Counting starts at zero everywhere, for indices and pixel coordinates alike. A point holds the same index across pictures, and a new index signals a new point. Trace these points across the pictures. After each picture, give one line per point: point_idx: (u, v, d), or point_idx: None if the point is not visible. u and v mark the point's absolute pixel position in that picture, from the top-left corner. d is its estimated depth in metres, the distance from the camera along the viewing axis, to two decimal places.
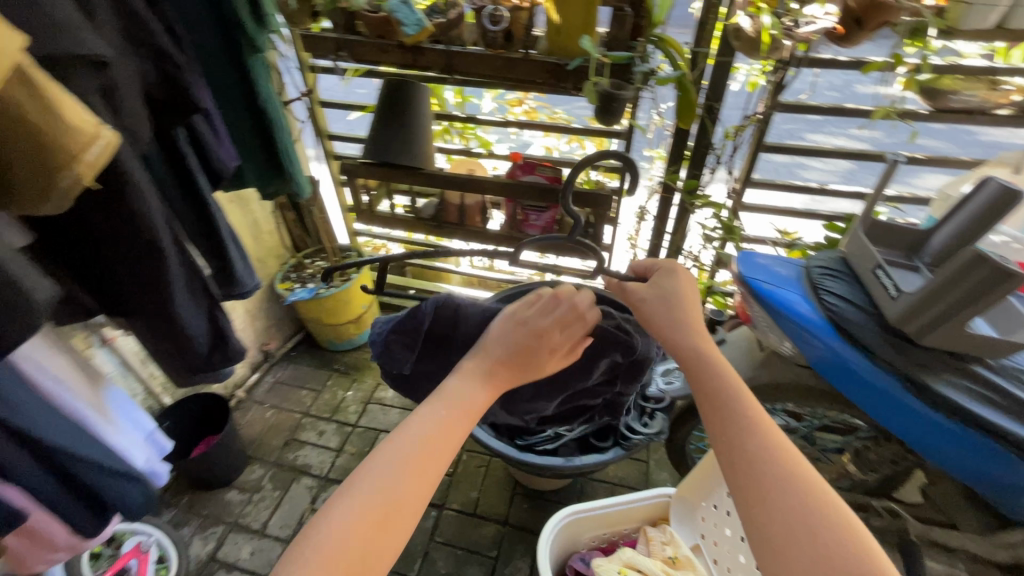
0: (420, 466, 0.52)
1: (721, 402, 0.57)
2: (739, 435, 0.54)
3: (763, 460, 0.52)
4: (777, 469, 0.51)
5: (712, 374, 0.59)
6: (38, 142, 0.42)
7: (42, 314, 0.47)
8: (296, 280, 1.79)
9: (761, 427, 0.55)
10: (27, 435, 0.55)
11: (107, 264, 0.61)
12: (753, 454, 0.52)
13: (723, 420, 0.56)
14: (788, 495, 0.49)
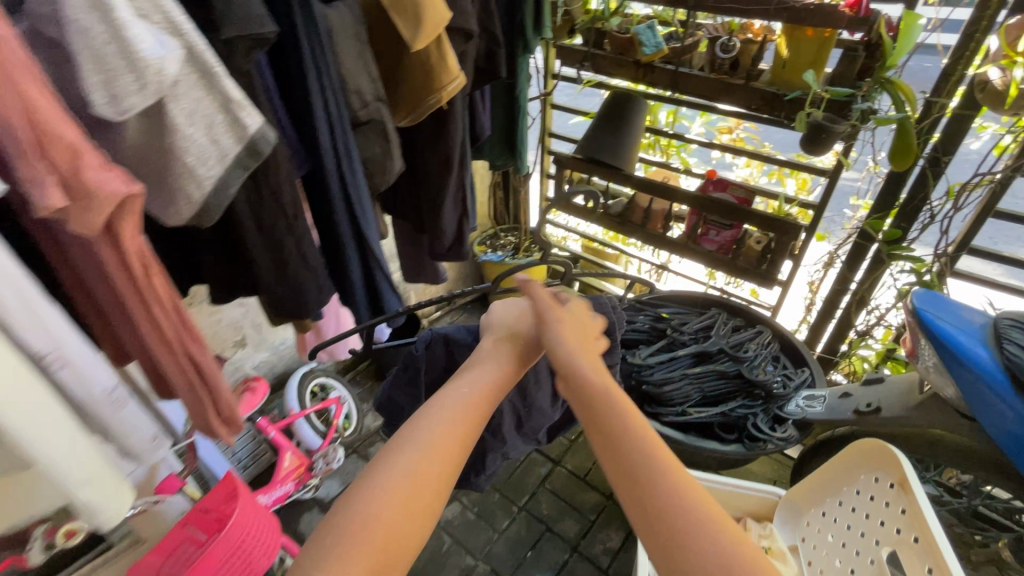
0: (389, 529, 0.47)
1: (620, 440, 0.51)
2: (646, 459, 0.49)
3: (668, 506, 0.46)
4: (687, 518, 0.46)
5: (610, 407, 0.54)
6: (429, 76, 0.72)
7: (389, 175, 0.79)
8: (490, 246, 2.15)
9: (663, 463, 0.49)
10: (360, 233, 0.79)
11: (417, 168, 0.92)
12: (657, 504, 0.47)
13: (624, 465, 0.50)
14: (703, 548, 0.44)
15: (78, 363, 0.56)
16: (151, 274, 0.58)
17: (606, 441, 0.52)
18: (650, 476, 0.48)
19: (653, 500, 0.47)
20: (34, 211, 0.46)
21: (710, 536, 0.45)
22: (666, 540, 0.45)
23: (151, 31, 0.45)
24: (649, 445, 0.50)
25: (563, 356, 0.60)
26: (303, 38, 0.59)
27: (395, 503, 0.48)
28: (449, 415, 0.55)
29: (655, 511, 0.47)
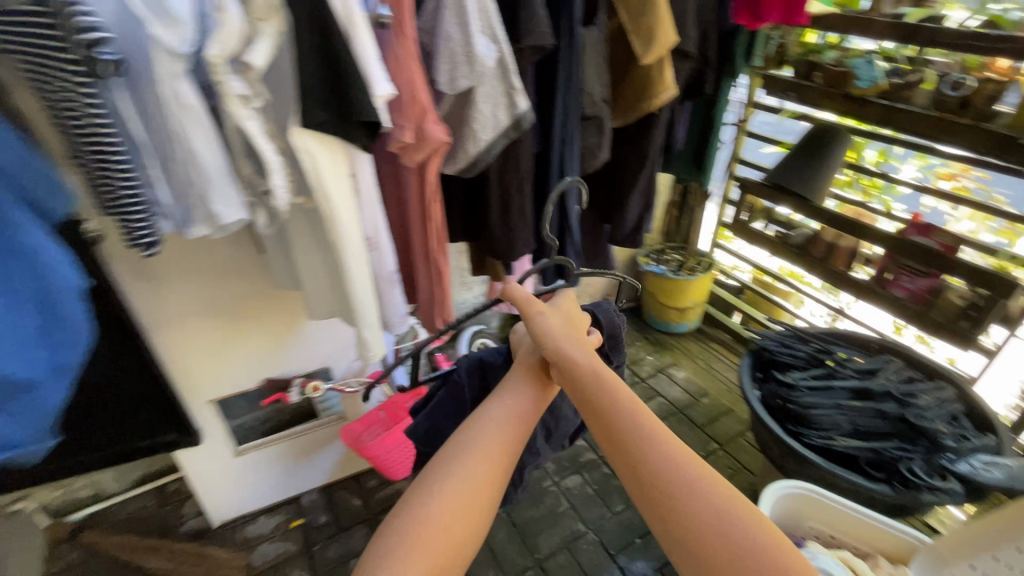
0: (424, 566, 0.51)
1: (616, 426, 0.56)
2: (647, 443, 0.54)
3: (663, 471, 0.52)
4: (683, 477, 0.51)
5: (606, 395, 0.58)
6: (647, 86, 0.90)
7: (595, 162, 0.98)
8: (654, 259, 2.22)
9: (665, 443, 0.54)
10: (564, 200, 0.99)
11: (616, 163, 1.08)
12: (655, 471, 0.52)
13: (623, 445, 0.55)
14: (698, 504, 0.50)
15: (382, 244, 0.86)
16: (434, 196, 0.84)
17: (603, 431, 0.57)
18: (646, 448, 0.54)
19: (646, 472, 0.53)
20: (394, 143, 0.76)
21: (706, 494, 0.50)
22: (665, 502, 0.51)
23: (484, 39, 0.70)
24: (643, 424, 0.55)
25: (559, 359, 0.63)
26: (565, 52, 0.82)
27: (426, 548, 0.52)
28: (470, 459, 0.58)
29: (653, 479, 0.52)
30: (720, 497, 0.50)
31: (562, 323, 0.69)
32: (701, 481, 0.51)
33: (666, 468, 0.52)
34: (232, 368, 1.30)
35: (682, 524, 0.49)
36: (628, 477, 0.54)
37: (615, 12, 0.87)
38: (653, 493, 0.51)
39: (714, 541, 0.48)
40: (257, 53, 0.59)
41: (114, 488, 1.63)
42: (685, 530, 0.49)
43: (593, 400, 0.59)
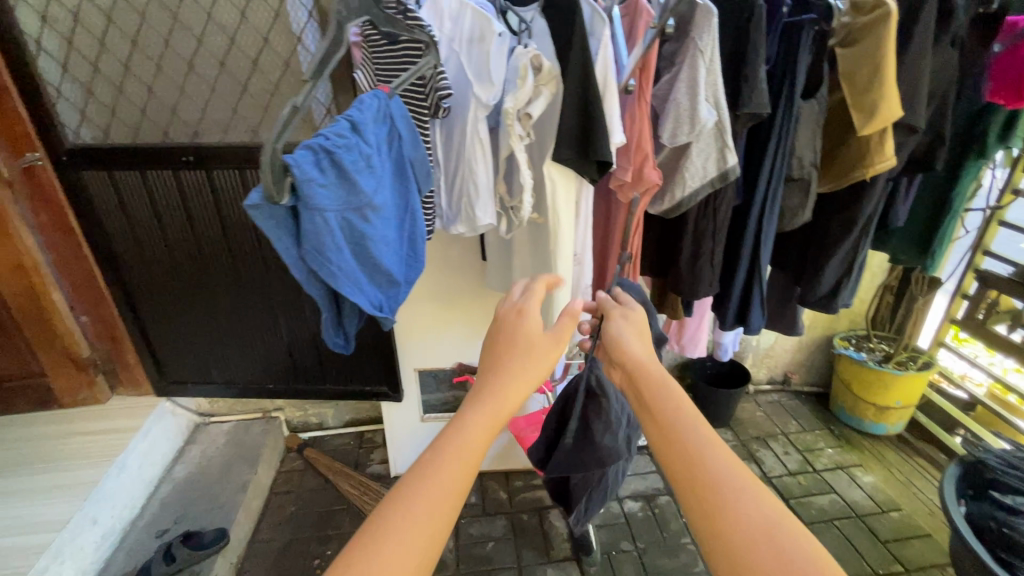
0: (439, 511, 0.48)
1: (673, 422, 0.54)
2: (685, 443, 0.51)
3: (715, 474, 0.48)
4: (737, 485, 0.47)
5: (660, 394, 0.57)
6: (863, 155, 0.94)
7: (794, 221, 1.03)
8: (854, 345, 2.02)
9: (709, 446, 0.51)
10: (756, 252, 1.05)
11: (816, 226, 1.10)
12: (707, 472, 0.49)
13: (674, 440, 0.52)
14: (751, 511, 0.46)
15: (584, 262, 1.04)
16: (637, 229, 0.99)
17: (656, 428, 0.55)
18: (697, 451, 0.50)
19: (698, 470, 0.49)
20: (615, 181, 0.94)
21: (763, 509, 0.46)
22: (716, 505, 0.46)
23: (708, 105, 0.85)
24: (687, 424, 0.53)
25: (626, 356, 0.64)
26: (780, 120, 0.92)
27: (449, 491, 0.49)
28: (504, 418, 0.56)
29: (705, 480, 0.48)
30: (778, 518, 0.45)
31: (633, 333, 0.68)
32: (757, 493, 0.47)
33: (720, 469, 0.49)
34: (436, 347, 1.62)
35: (731, 529, 0.45)
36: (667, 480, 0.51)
37: (838, 88, 0.94)
38: (700, 495, 0.48)
39: (766, 554, 0.43)
40: (535, 107, 0.84)
41: (331, 422, 2.09)
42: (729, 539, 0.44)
43: (652, 399, 0.58)
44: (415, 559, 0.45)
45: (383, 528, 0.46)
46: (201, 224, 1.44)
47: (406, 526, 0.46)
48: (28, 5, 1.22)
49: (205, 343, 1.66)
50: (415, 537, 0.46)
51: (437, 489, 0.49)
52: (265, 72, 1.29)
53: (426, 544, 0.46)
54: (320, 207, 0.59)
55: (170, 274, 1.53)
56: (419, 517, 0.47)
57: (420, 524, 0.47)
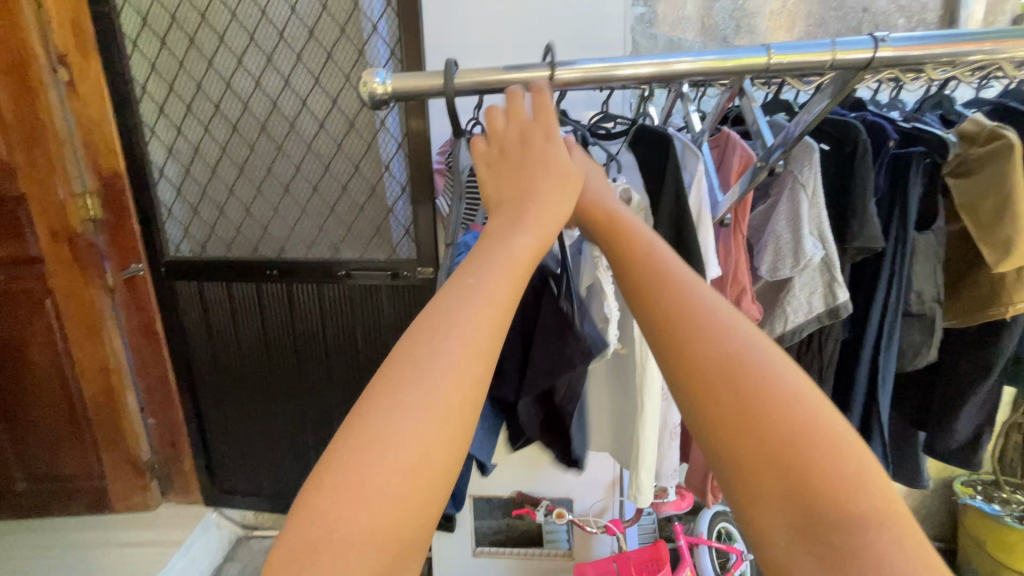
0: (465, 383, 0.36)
1: (646, 259, 0.45)
2: (707, 311, 0.40)
3: (699, 305, 0.41)
4: (732, 322, 0.40)
5: (643, 247, 0.46)
6: (999, 290, 0.83)
7: (917, 361, 0.90)
8: (981, 492, 1.71)
9: (721, 313, 0.40)
10: (873, 396, 0.92)
11: (942, 365, 0.96)
12: (695, 305, 0.41)
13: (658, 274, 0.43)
14: (753, 351, 0.38)
15: (672, 398, 0.94)
16: None
17: (628, 269, 0.45)
18: (705, 314, 0.40)
19: (672, 305, 0.41)
20: None
21: (771, 360, 0.37)
22: (699, 348, 0.38)
23: (814, 239, 0.79)
24: (696, 290, 0.42)
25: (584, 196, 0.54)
26: (893, 254, 0.84)
27: (480, 358, 0.37)
28: (527, 255, 0.44)
29: (683, 321, 0.40)
30: (769, 353, 0.38)
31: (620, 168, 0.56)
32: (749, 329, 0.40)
33: (709, 302, 0.41)
34: (495, 470, 1.50)
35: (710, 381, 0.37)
36: (675, 336, 0.40)
37: (957, 219, 0.87)
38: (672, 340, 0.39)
39: (764, 407, 0.35)
40: None
41: None
42: (727, 396, 0.36)
43: (628, 244, 0.47)
44: (448, 452, 0.35)
45: (393, 400, 0.35)
46: (275, 334, 1.48)
47: (424, 400, 0.35)
48: (159, 141, 1.39)
49: (260, 452, 1.62)
50: (439, 419, 0.35)
51: (458, 349, 0.37)
52: (352, 196, 1.37)
53: (459, 425, 0.35)
54: None
55: (238, 382, 1.54)
56: (443, 389, 0.35)
57: (446, 407, 0.35)
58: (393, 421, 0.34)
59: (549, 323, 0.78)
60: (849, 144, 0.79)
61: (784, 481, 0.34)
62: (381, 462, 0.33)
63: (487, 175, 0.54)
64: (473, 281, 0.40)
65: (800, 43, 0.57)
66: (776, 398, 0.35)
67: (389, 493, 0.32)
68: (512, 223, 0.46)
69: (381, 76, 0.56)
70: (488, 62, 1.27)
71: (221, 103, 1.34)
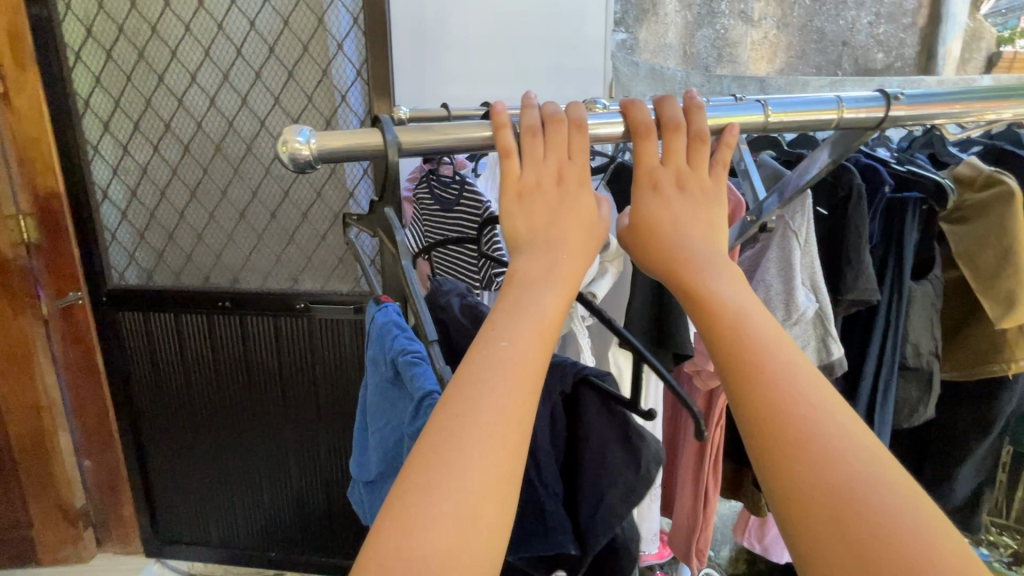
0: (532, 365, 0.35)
1: (741, 345, 0.35)
2: (810, 406, 0.33)
3: (801, 393, 0.33)
4: (854, 450, 0.31)
5: (727, 308, 0.38)
6: (1000, 346, 0.78)
7: (915, 417, 0.84)
8: None
9: (826, 406, 0.33)
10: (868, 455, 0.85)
11: (941, 418, 0.90)
12: (803, 422, 0.32)
13: (755, 375, 0.34)
14: (868, 472, 0.30)
15: None
16: (719, 423, 0.83)
17: (709, 331, 0.37)
18: (806, 407, 0.33)
19: (764, 389, 0.33)
20: (692, 366, 0.80)
21: (889, 479, 0.30)
22: (823, 502, 0.30)
23: (806, 291, 0.72)
24: (798, 374, 0.34)
25: (651, 236, 0.44)
26: (889, 306, 0.78)
27: (541, 344, 0.36)
28: (542, 286, 0.39)
29: (791, 455, 0.31)
30: (875, 454, 0.31)
31: (695, 204, 0.45)
32: (876, 457, 0.31)
33: (830, 426, 0.32)
34: None
35: (828, 544, 0.29)
36: (771, 430, 0.32)
37: (955, 267, 0.82)
38: (779, 479, 0.31)
39: (891, 549, 0.27)
40: (600, 285, 0.72)
41: None
42: (841, 524, 0.29)
43: (706, 300, 0.39)
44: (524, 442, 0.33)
45: (464, 394, 0.33)
46: (226, 368, 1.36)
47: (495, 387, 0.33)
48: (104, 161, 1.28)
49: (209, 496, 1.48)
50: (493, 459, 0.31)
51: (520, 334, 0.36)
52: (313, 223, 1.28)
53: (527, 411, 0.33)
54: (382, 394, 0.57)
55: (186, 420, 1.41)
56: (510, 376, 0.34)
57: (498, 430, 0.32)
58: (467, 414, 0.32)
59: (602, 440, 0.50)
60: (843, 189, 0.73)
61: None
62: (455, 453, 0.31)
63: (514, 207, 0.43)
64: (521, 292, 0.39)
65: (802, 98, 0.50)
66: (898, 532, 0.28)
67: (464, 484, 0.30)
68: (542, 262, 0.41)
69: (303, 134, 0.40)
70: (460, 86, 1.20)
71: (173, 123, 1.24)
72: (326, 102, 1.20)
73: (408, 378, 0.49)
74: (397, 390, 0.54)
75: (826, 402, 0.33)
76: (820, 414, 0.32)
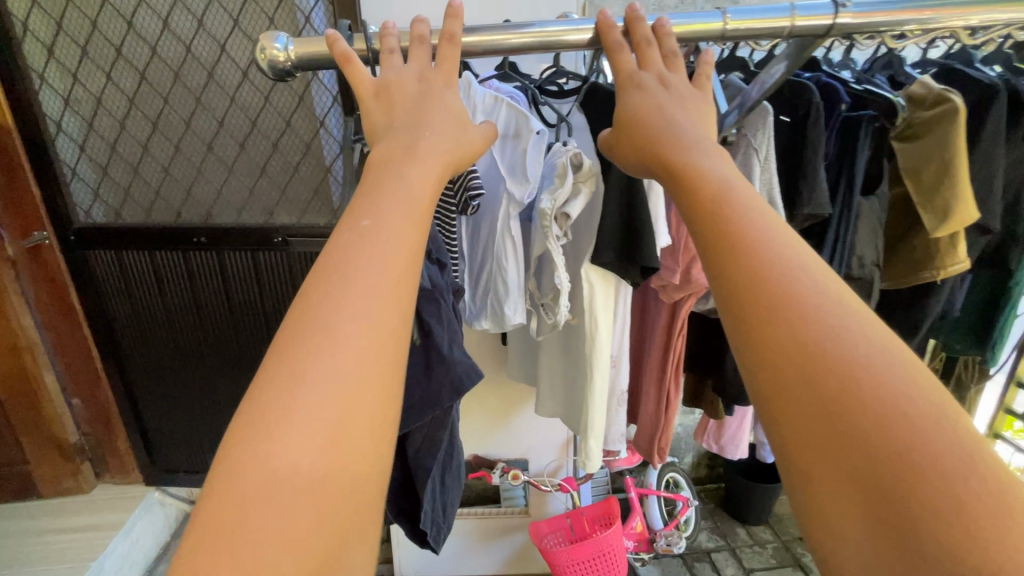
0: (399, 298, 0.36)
1: (728, 223, 0.39)
2: (789, 273, 0.36)
3: (781, 262, 0.37)
4: (826, 309, 0.35)
5: (715, 190, 0.41)
6: (933, 256, 0.86)
7: None
8: None
9: (803, 274, 0.37)
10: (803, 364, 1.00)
11: (886, 321, 0.99)
12: (782, 289, 0.36)
13: (737, 246, 0.38)
14: (839, 330, 0.34)
15: (622, 364, 0.94)
16: (681, 331, 0.90)
17: (698, 213, 0.41)
18: (785, 273, 0.36)
19: (747, 263, 0.37)
20: (659, 280, 0.86)
21: (857, 335, 0.33)
22: (797, 361, 0.33)
23: (764, 205, 0.77)
24: (781, 245, 0.38)
25: (641, 124, 0.48)
26: (839, 219, 0.84)
27: None
28: None
29: (771, 319, 0.35)
30: (848, 314, 0.35)
31: (680, 102, 0.49)
32: (852, 317, 0.34)
33: (810, 291, 0.35)
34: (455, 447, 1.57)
35: (797, 405, 0.33)
36: (748, 296, 0.36)
37: (901, 182, 0.88)
38: (757, 349, 0.35)
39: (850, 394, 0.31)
40: (573, 205, 0.76)
41: None
42: (802, 378, 0.33)
43: (696, 183, 0.42)
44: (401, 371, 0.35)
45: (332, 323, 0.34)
46: (206, 304, 1.38)
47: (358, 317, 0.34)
48: (53, 89, 1.20)
49: (201, 426, 1.54)
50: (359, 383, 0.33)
51: (380, 263, 0.37)
52: (285, 154, 1.26)
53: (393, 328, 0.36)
54: None
55: (171, 357, 1.44)
56: (373, 311, 0.35)
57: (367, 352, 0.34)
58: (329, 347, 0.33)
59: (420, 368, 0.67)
60: (803, 107, 0.77)
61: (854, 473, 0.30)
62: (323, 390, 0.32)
63: None
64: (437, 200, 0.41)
65: (758, 7, 0.54)
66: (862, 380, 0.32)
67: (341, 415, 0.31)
68: None
69: (280, 42, 0.52)
70: (428, 8, 1.15)
71: (124, 47, 1.17)
72: (288, 23, 1.14)
73: None
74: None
75: (807, 271, 0.37)
76: (798, 279, 0.36)
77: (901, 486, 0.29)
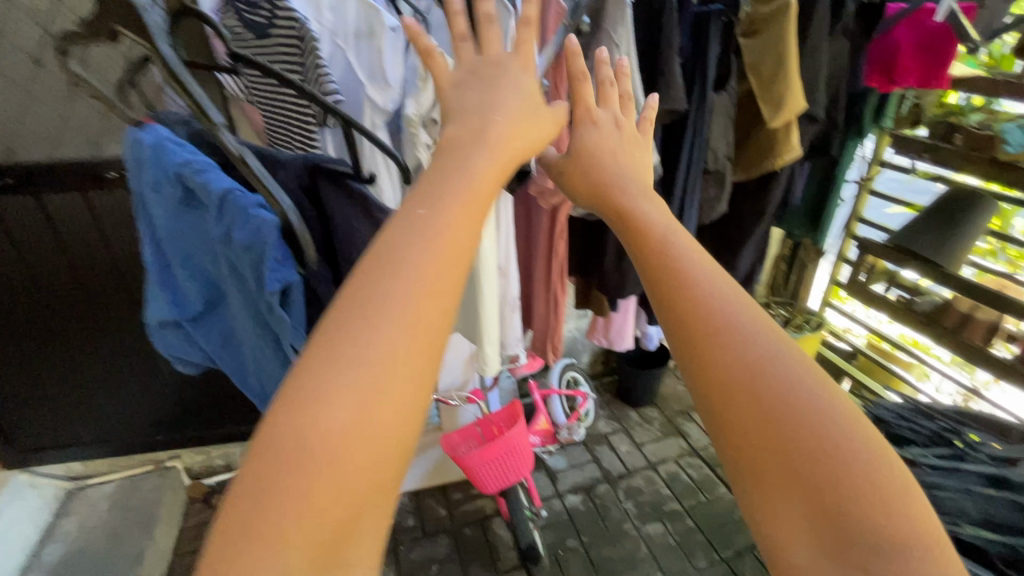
0: (421, 338, 0.31)
1: (667, 259, 0.40)
2: (726, 309, 0.37)
3: (715, 298, 0.37)
4: (761, 343, 0.35)
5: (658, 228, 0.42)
6: (773, 144, 0.95)
7: (713, 212, 1.02)
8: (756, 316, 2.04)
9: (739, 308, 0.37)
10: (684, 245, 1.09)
11: (738, 211, 1.11)
12: (716, 321, 0.36)
13: (675, 276, 0.39)
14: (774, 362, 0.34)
15: (509, 271, 0.96)
16: (563, 233, 0.94)
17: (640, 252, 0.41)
18: (720, 307, 0.37)
19: (683, 300, 0.38)
20: (536, 186, 0.87)
21: (789, 366, 0.34)
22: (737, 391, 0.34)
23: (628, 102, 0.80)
24: (719, 283, 0.38)
25: (596, 162, 0.50)
26: (695, 113, 0.90)
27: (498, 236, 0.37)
28: None
29: (709, 351, 0.36)
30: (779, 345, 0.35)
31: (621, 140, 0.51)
32: (785, 350, 0.35)
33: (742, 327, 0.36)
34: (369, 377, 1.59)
35: (744, 428, 0.33)
36: (685, 331, 0.37)
37: (746, 78, 0.95)
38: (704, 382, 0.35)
39: (786, 422, 0.32)
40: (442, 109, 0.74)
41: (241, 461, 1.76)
42: (742, 405, 0.33)
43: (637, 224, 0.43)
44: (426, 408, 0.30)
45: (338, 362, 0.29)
46: (35, 256, 1.17)
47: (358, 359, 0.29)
48: None
49: (62, 395, 1.36)
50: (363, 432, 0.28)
51: (400, 289, 0.32)
52: (99, 68, 1.05)
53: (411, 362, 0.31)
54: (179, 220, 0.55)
55: (4, 323, 1.22)
56: (386, 351, 0.30)
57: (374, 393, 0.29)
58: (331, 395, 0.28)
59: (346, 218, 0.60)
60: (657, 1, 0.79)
61: (799, 491, 0.31)
62: (322, 423, 0.28)
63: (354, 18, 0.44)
64: None
65: None
66: (795, 409, 0.33)
67: (319, 466, 0.27)
68: None
69: None
70: None
71: None
72: None
73: (200, 184, 0.51)
74: (192, 207, 0.55)
75: (743, 306, 0.37)
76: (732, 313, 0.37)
77: (835, 494, 0.30)
